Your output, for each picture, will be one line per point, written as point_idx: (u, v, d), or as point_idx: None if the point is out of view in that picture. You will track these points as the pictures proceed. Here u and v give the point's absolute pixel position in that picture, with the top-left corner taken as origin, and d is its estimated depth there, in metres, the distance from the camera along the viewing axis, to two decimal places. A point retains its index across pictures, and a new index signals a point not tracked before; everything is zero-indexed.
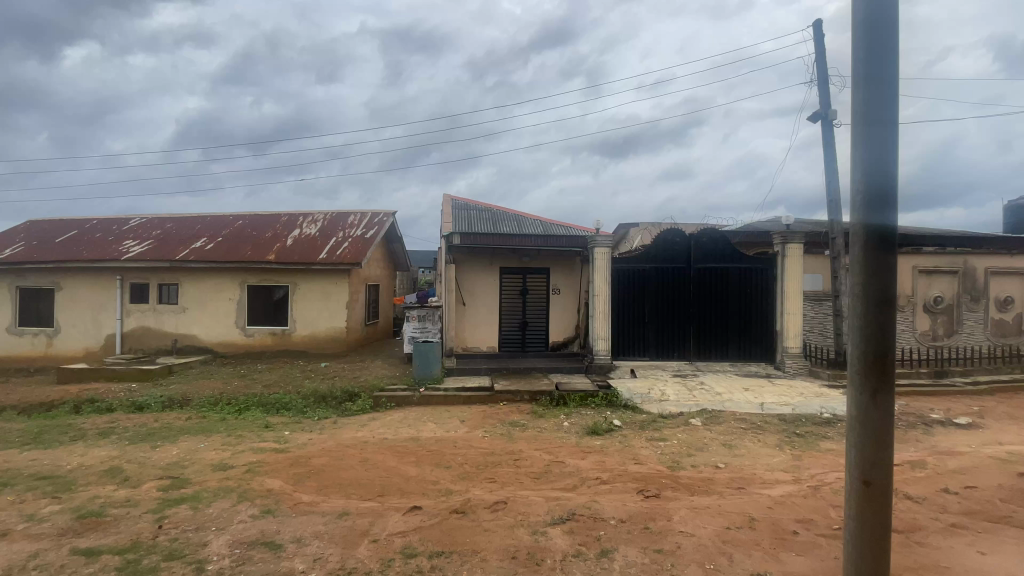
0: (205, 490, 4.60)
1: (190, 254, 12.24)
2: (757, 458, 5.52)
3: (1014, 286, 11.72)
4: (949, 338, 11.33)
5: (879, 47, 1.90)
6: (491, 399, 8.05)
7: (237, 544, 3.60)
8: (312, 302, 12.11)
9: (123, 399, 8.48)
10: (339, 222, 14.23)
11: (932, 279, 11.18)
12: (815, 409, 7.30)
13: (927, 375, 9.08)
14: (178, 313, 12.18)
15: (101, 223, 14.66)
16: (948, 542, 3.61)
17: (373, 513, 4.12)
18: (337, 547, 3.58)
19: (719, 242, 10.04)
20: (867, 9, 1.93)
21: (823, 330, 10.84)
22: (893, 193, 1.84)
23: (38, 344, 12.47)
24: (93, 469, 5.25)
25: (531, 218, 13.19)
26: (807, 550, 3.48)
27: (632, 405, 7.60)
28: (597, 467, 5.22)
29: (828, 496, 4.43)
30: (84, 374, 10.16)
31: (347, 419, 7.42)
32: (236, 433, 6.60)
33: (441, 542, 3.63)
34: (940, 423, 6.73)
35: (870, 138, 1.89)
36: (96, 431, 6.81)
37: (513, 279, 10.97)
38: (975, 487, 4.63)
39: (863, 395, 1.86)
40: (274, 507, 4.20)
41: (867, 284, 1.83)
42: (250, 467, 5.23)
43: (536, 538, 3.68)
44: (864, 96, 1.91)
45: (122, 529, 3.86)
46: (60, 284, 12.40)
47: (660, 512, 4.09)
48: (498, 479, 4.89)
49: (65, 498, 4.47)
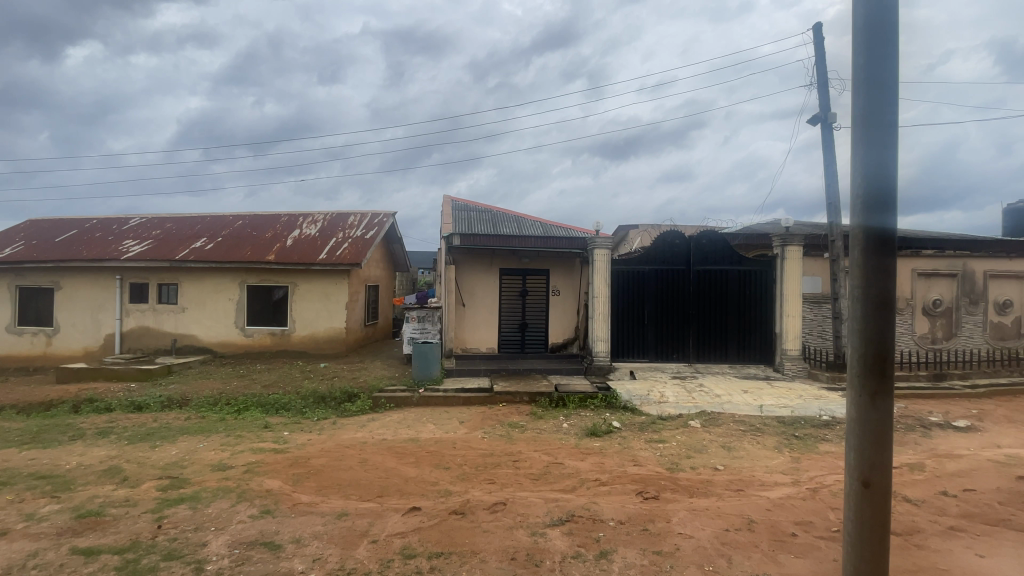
0: (205, 490, 4.61)
1: (189, 253, 12.22)
2: (756, 459, 5.54)
3: (1013, 289, 11.75)
4: (948, 341, 11.35)
5: (881, 50, 1.91)
6: (491, 400, 8.06)
7: (237, 544, 3.60)
8: (311, 302, 12.11)
9: (122, 399, 8.46)
10: (338, 223, 14.24)
11: (931, 282, 11.20)
12: (814, 411, 7.32)
13: (925, 378, 9.09)
14: (178, 313, 12.18)
15: (101, 223, 14.66)
16: (947, 545, 3.61)
17: (373, 514, 4.12)
18: (337, 547, 3.58)
19: (718, 244, 10.06)
20: (867, 14, 1.94)
21: (823, 332, 10.83)
22: (893, 196, 1.86)
23: (38, 343, 12.46)
24: (92, 469, 5.24)
25: (531, 219, 13.24)
26: (806, 552, 3.50)
27: (632, 407, 7.61)
28: (596, 468, 5.23)
29: (827, 498, 4.44)
30: (83, 374, 10.14)
31: (347, 419, 7.42)
32: (236, 433, 6.61)
33: (441, 543, 3.64)
34: (940, 426, 6.74)
35: (870, 142, 1.90)
36: (94, 431, 6.80)
37: (513, 279, 10.98)
38: (974, 490, 4.64)
39: (863, 397, 1.86)
40: (273, 508, 4.20)
41: (867, 286, 1.84)
42: (250, 467, 5.24)
43: (535, 539, 3.69)
44: (865, 98, 1.92)
45: (122, 529, 3.86)
46: (60, 284, 12.40)
47: (659, 514, 4.10)
48: (498, 480, 4.90)
49: (63, 498, 4.47)
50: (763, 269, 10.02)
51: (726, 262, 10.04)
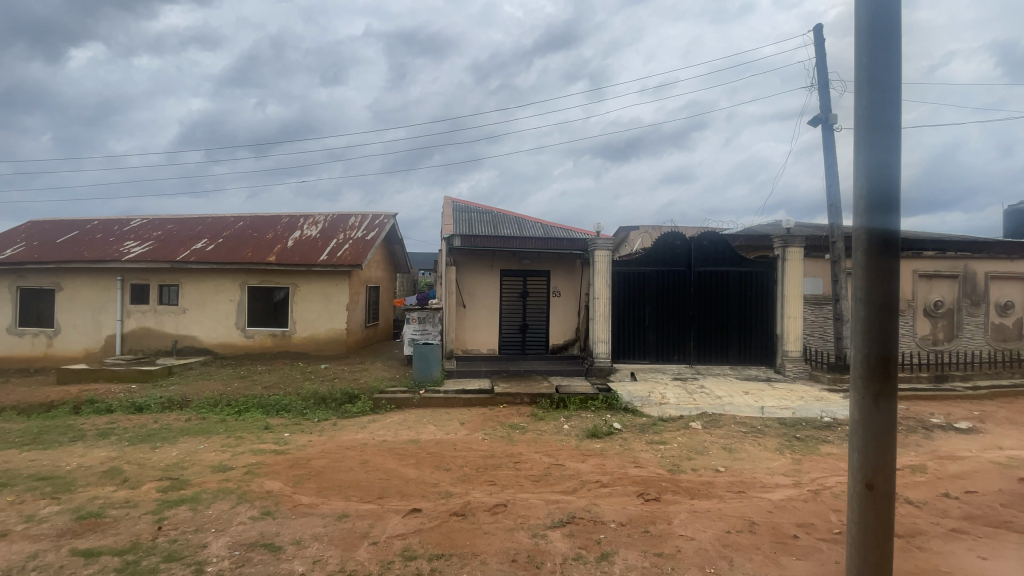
0: (205, 491, 4.61)
1: (190, 254, 12.23)
2: (757, 461, 5.51)
3: (1014, 291, 11.72)
4: (949, 342, 11.33)
5: (883, 51, 1.90)
6: (491, 401, 8.04)
7: (237, 546, 3.60)
8: (312, 303, 12.11)
9: (123, 400, 8.47)
10: (339, 223, 14.26)
11: (932, 283, 11.19)
12: (815, 413, 7.30)
13: (927, 379, 9.05)
14: (179, 314, 12.19)
15: (102, 224, 14.67)
16: (949, 547, 3.60)
17: (373, 515, 4.11)
18: (337, 549, 3.57)
19: (719, 246, 10.05)
20: (869, 16, 1.94)
21: (823, 334, 10.81)
22: (896, 197, 1.85)
23: (39, 344, 12.47)
24: (92, 470, 5.24)
25: (532, 220, 13.27)
26: (808, 554, 3.48)
27: (632, 408, 7.60)
28: (597, 470, 5.21)
29: (829, 500, 4.43)
30: (83, 375, 10.15)
31: (347, 421, 7.40)
32: (236, 434, 6.60)
33: (441, 545, 3.62)
34: (942, 428, 6.71)
35: (872, 143, 1.89)
36: (94, 432, 6.80)
37: (513, 281, 10.98)
38: (976, 492, 4.62)
39: (866, 399, 1.85)
40: (273, 509, 4.19)
41: (870, 289, 1.83)
42: (251, 468, 5.23)
43: (536, 541, 3.67)
44: (867, 99, 1.91)
45: (121, 530, 3.85)
46: (60, 285, 12.41)
47: (661, 516, 4.09)
48: (498, 482, 4.89)
49: (63, 499, 4.46)
50: (764, 271, 10.00)
51: (727, 264, 10.03)
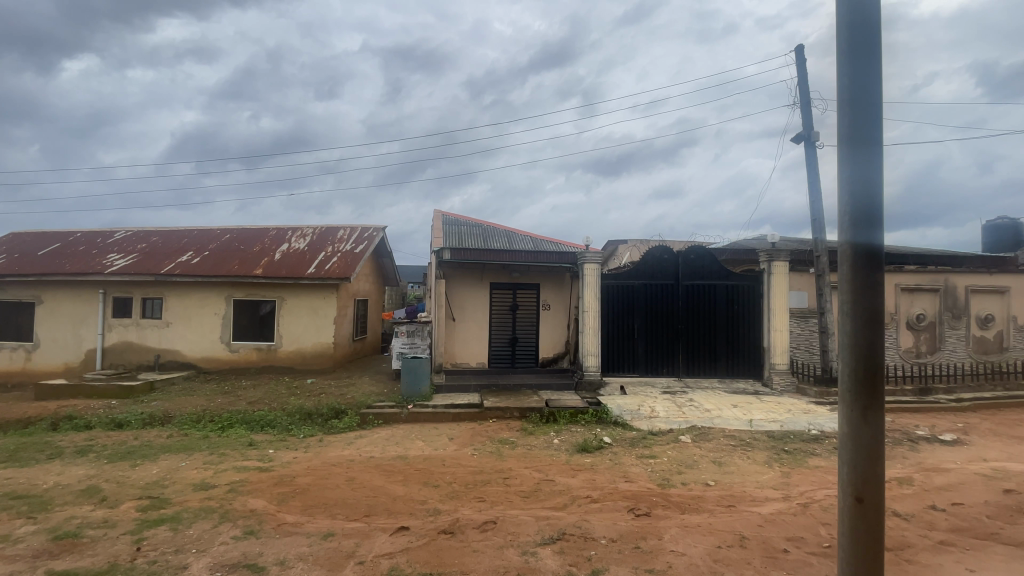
0: (186, 510, 4.49)
1: (175, 267, 12.07)
2: (746, 475, 5.52)
3: (994, 304, 11.97)
4: (932, 355, 11.52)
5: (864, 69, 1.94)
6: (480, 416, 7.99)
7: (219, 567, 3.49)
8: (299, 317, 11.97)
9: (102, 416, 8.24)
10: (327, 236, 14.20)
11: (914, 296, 11.40)
12: (803, 425, 7.35)
13: (912, 392, 9.21)
14: (162, 328, 11.98)
15: (85, 236, 14.43)
16: (938, 560, 3.61)
17: (360, 534, 4.03)
18: (322, 569, 3.48)
19: (706, 259, 10.16)
20: (850, 36, 1.98)
21: (809, 347, 10.96)
22: (879, 213, 1.87)
23: (17, 359, 12.18)
24: (69, 489, 5.07)
25: (522, 233, 13.32)
26: (798, 568, 3.47)
27: (621, 422, 7.58)
28: (587, 485, 5.17)
29: (818, 513, 4.43)
30: (61, 391, 9.88)
31: (333, 437, 7.28)
32: (219, 451, 6.48)
33: (429, 563, 3.55)
34: (927, 440, 6.80)
35: (855, 159, 1.92)
36: (72, 449, 6.61)
37: (503, 294, 10.97)
38: (962, 504, 4.66)
39: (855, 410, 1.87)
40: (257, 528, 4.09)
41: (856, 301, 1.85)
42: (233, 486, 5.11)
43: (525, 559, 3.62)
44: (849, 117, 1.95)
45: (99, 551, 3.73)
46: (40, 297, 12.16)
47: (652, 531, 4.06)
48: (487, 498, 4.83)
49: (39, 519, 4.31)
50: (751, 284, 10.11)
51: (715, 277, 10.13)
